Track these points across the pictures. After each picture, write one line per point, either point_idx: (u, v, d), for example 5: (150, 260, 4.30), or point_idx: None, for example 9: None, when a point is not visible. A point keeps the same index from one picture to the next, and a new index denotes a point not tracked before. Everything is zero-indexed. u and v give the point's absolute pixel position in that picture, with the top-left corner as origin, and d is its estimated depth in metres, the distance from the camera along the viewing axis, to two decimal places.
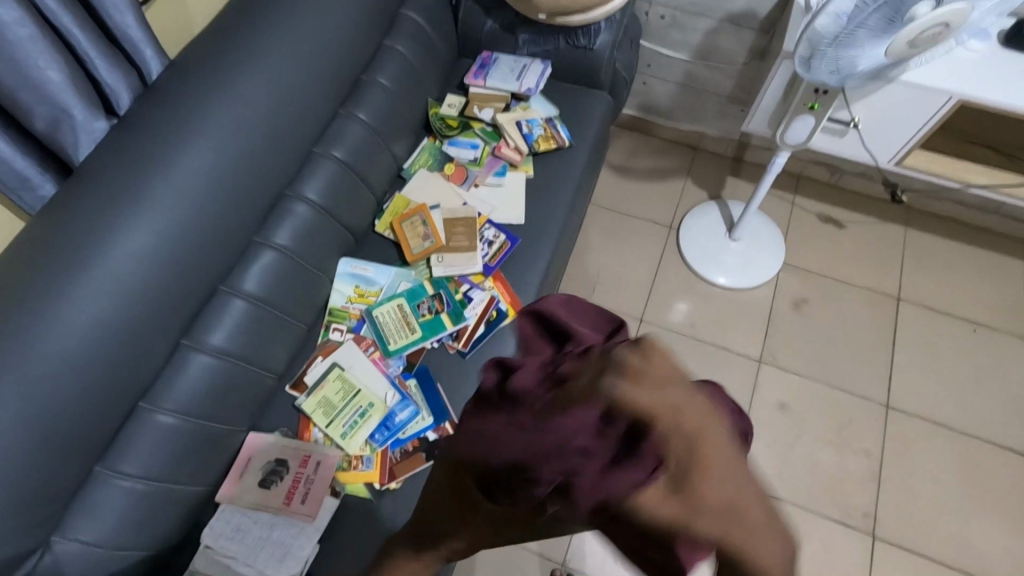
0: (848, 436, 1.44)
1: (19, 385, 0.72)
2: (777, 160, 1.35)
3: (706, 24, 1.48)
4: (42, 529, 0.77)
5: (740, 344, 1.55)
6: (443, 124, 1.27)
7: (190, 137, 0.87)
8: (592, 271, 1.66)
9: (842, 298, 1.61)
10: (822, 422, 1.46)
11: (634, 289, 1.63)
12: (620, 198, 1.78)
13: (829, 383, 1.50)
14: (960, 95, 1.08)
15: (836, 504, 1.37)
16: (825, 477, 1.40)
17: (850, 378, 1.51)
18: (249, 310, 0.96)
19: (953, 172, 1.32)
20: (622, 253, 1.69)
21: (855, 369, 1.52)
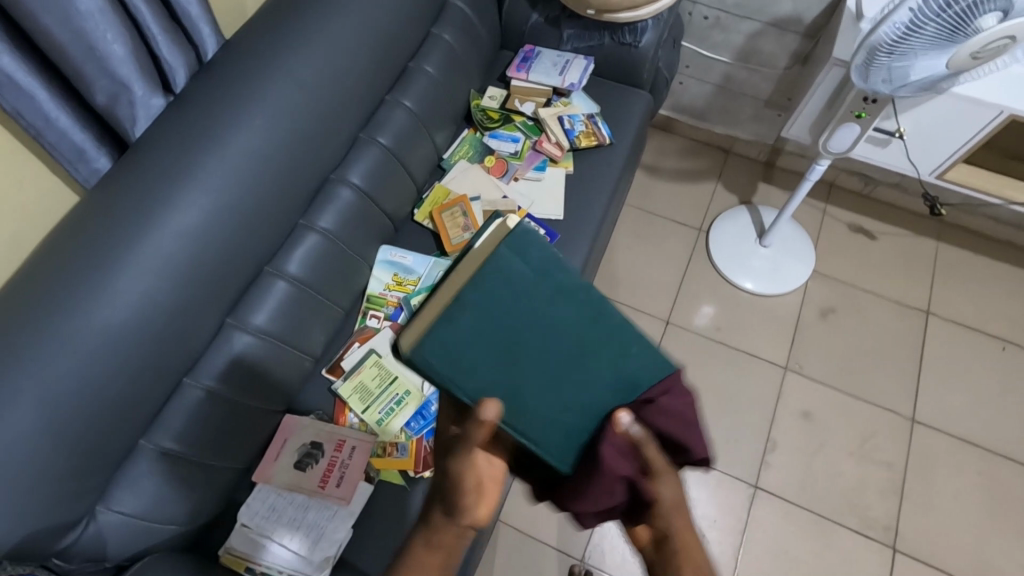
0: (872, 447, 1.44)
1: (75, 354, 0.73)
2: (816, 167, 1.34)
3: (750, 27, 1.46)
4: (88, 500, 0.78)
5: (766, 350, 1.55)
6: (485, 116, 1.27)
7: (242, 116, 0.88)
8: (618, 270, 1.66)
9: (870, 309, 1.60)
10: (846, 432, 1.46)
11: (661, 290, 1.63)
12: (650, 198, 1.77)
13: (855, 393, 1.50)
14: (1010, 109, 1.08)
15: (856, 515, 1.37)
16: (847, 488, 1.39)
17: (876, 390, 1.50)
18: (291, 292, 0.96)
19: (995, 188, 1.31)
20: (649, 252, 1.68)
21: (881, 381, 1.51)
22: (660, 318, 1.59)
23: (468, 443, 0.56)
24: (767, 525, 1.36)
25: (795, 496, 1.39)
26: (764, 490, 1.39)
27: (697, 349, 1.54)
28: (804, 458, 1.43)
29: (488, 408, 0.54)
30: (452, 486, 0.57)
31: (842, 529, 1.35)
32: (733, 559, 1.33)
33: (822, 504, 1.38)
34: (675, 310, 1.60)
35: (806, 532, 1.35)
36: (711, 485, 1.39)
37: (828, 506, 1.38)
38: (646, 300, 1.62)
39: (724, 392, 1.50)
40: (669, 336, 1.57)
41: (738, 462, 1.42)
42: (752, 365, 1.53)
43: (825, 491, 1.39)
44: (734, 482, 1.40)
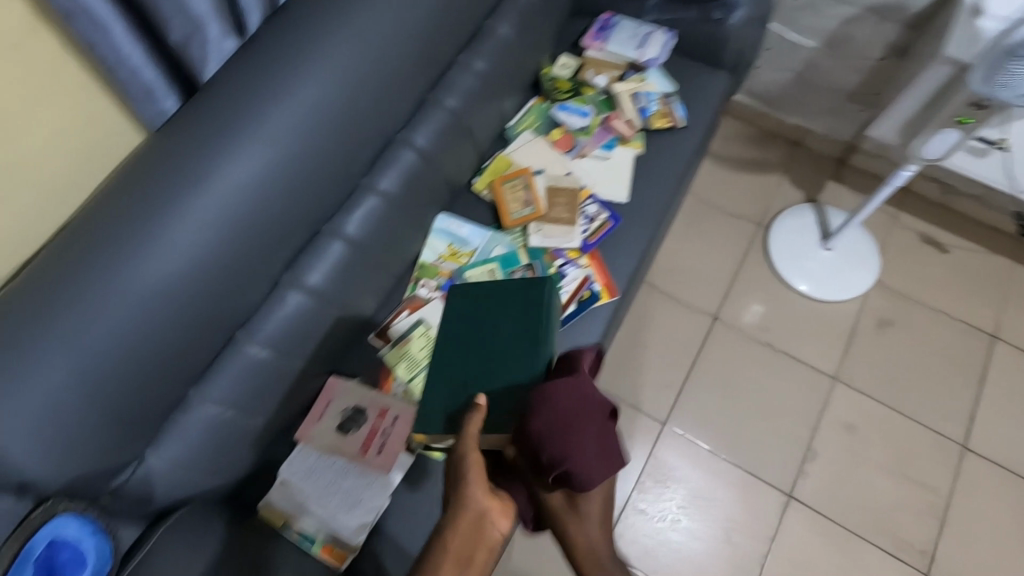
0: (915, 470, 1.38)
1: (124, 306, 0.72)
2: (903, 172, 1.24)
3: (846, 12, 1.35)
4: (137, 445, 0.78)
5: (815, 358, 1.49)
6: (554, 86, 1.20)
7: (308, 66, 0.83)
8: (667, 258, 1.60)
9: (931, 326, 1.52)
10: (889, 451, 1.40)
11: (711, 283, 1.57)
12: (709, 187, 1.69)
13: (905, 413, 1.43)
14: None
15: (892, 539, 1.32)
16: (885, 510, 1.35)
17: (927, 412, 1.43)
18: (347, 254, 0.94)
19: None
20: (702, 244, 1.61)
21: (934, 402, 1.44)
22: (708, 314, 1.53)
23: (468, 437, 0.72)
24: (796, 537, 1.33)
25: (829, 510, 1.35)
26: (798, 500, 1.35)
27: (741, 349, 1.49)
28: (842, 471, 1.38)
29: (477, 409, 0.73)
30: (458, 476, 0.69)
31: (875, 550, 1.32)
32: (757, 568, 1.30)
33: (858, 524, 1.34)
34: (723, 306, 1.54)
35: (837, 548, 1.32)
36: (742, 489, 1.36)
37: (862, 525, 1.34)
38: (693, 293, 1.56)
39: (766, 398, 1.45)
40: (714, 332, 1.51)
41: (773, 470, 1.38)
42: (799, 372, 1.47)
43: (861, 508, 1.35)
44: (767, 489, 1.37)
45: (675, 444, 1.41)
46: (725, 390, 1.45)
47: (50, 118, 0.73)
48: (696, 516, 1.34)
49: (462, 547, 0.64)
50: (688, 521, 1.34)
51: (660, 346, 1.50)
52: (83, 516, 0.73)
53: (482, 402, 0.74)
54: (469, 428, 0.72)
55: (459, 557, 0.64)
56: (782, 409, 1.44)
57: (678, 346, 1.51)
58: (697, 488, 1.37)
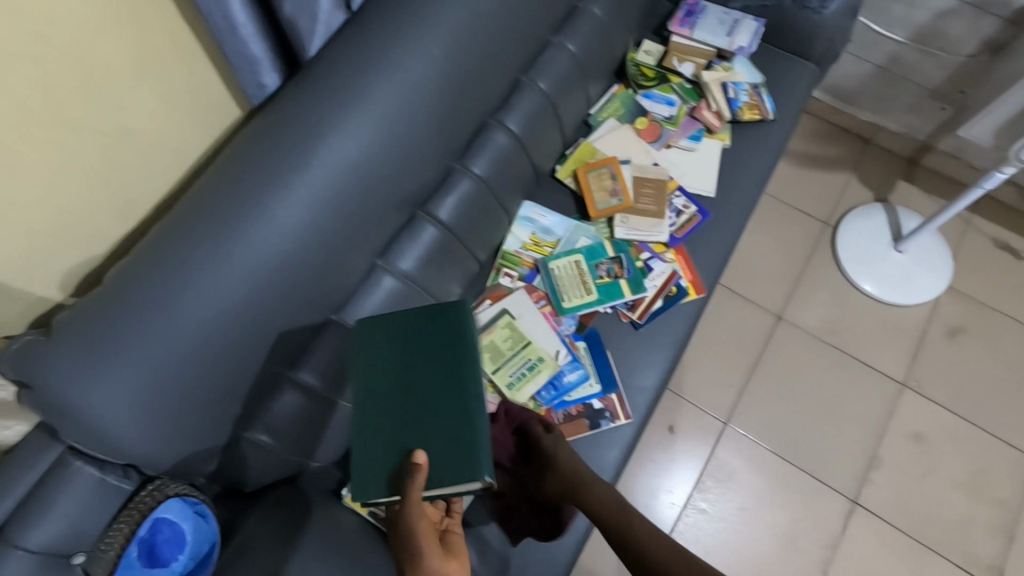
0: (984, 482, 1.35)
1: (236, 280, 0.69)
2: (997, 174, 1.19)
3: (942, 4, 1.29)
4: (235, 426, 0.78)
5: (882, 362, 1.45)
6: (639, 72, 1.16)
7: (416, 41, 0.80)
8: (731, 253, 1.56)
9: (1003, 334, 1.48)
10: (958, 461, 1.37)
11: (776, 281, 1.53)
12: (774, 182, 1.64)
13: (975, 423, 1.40)
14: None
15: (959, 551, 1.30)
16: (952, 521, 1.32)
17: (997, 422, 1.40)
18: (438, 238, 0.92)
19: None
20: (768, 240, 1.57)
21: (1004, 413, 1.41)
22: (772, 314, 1.50)
23: (410, 506, 0.63)
24: (859, 544, 1.30)
25: (893, 519, 1.32)
26: (862, 507, 1.33)
27: (805, 350, 1.46)
28: (908, 479, 1.35)
29: (416, 471, 0.64)
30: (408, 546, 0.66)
31: (941, 561, 1.29)
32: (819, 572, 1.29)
33: (924, 533, 1.31)
34: (788, 305, 1.50)
35: (901, 557, 1.30)
36: (805, 493, 1.34)
37: (929, 535, 1.31)
38: (758, 290, 1.52)
39: (831, 401, 1.42)
40: (778, 331, 1.48)
41: (837, 475, 1.35)
42: (866, 376, 1.44)
43: (927, 518, 1.32)
44: (831, 494, 1.34)
45: (737, 443, 1.39)
46: (789, 392, 1.42)
47: (159, 90, 0.71)
48: (757, 519, 1.32)
49: None
50: (748, 523, 1.32)
51: (722, 345, 1.47)
52: (185, 499, 0.73)
53: (419, 463, 0.64)
54: (410, 493, 0.63)
55: None
56: (848, 414, 1.40)
57: (741, 344, 1.47)
58: (758, 491, 1.35)
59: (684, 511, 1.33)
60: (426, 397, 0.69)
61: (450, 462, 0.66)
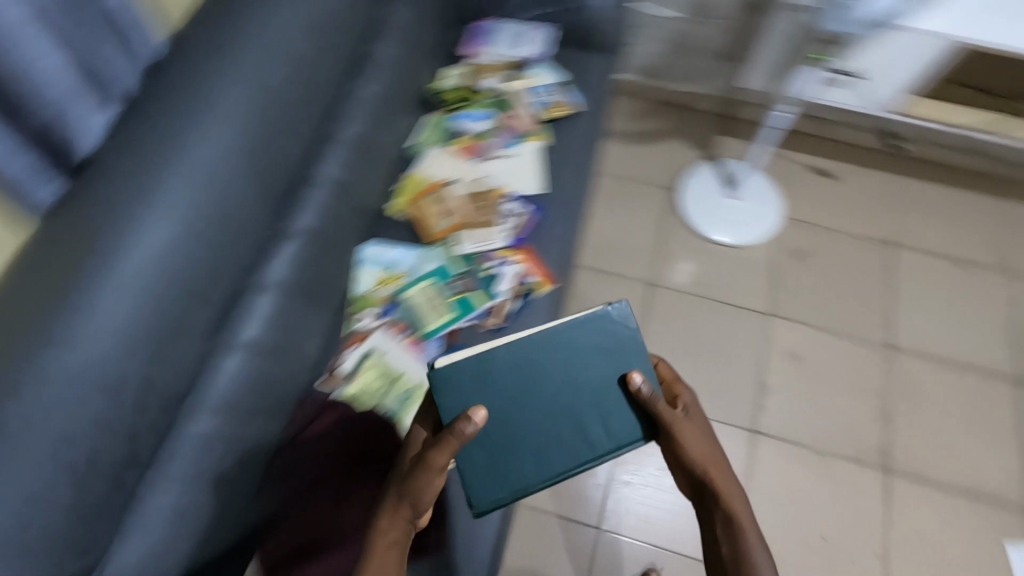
0: (856, 378, 1.50)
1: (60, 403, 0.66)
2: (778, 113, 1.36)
3: None
4: (99, 551, 0.74)
5: (747, 298, 1.58)
6: (445, 98, 1.23)
7: (202, 122, 0.81)
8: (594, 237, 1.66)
9: (838, 246, 1.66)
10: (830, 366, 1.51)
11: (639, 252, 1.64)
12: (615, 163, 1.76)
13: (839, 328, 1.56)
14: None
15: (856, 445, 1.43)
16: (843, 419, 1.46)
17: (853, 324, 1.56)
18: (278, 302, 0.94)
19: None
20: (623, 216, 1.68)
21: (857, 314, 1.57)
22: (644, 281, 1.60)
23: (452, 450, 0.73)
24: (769, 467, 1.41)
25: (792, 435, 1.44)
26: (763, 432, 1.44)
27: (680, 307, 1.57)
28: (795, 396, 1.48)
29: (469, 424, 0.73)
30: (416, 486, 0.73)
31: (841, 460, 1.41)
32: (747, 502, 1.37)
33: (823, 439, 1.44)
34: (655, 270, 1.61)
35: (806, 467, 1.41)
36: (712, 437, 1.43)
37: (827, 438, 1.44)
38: (626, 264, 1.62)
39: (714, 345, 1.53)
40: (652, 296, 1.58)
41: (734, 411, 1.46)
42: (736, 315, 1.56)
43: (818, 425, 1.45)
44: (734, 430, 1.44)
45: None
46: (676, 349, 1.52)
47: None
48: None
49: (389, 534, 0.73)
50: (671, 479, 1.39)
51: None
52: None
53: (475, 422, 0.73)
54: (456, 439, 0.73)
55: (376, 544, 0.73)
56: (729, 353, 1.52)
57: None
58: None
59: (613, 487, 1.38)
60: (536, 394, 0.83)
61: (521, 441, 0.81)
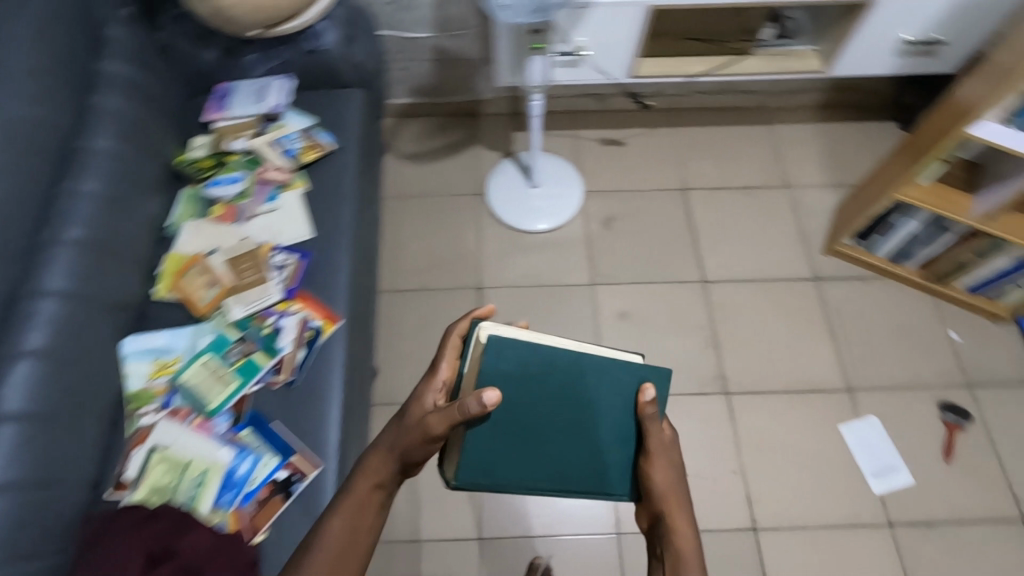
0: (942, 447, 1.53)
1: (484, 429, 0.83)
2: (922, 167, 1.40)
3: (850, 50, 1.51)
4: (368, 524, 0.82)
5: (842, 348, 1.66)
6: None
7: None
8: (703, 268, 1.76)
9: (933, 316, 1.69)
10: (920, 431, 1.55)
11: (742, 289, 1.73)
12: (722, 205, 1.87)
13: (975, 394, 1.60)
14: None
15: (1000, 510, 1.47)
16: (981, 483, 1.50)
17: (934, 389, 1.61)
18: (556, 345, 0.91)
19: None
20: (729, 253, 1.79)
21: (939, 381, 1.62)
22: (779, 333, 1.68)
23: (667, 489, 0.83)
24: (791, 511, 1.48)
25: (830, 487, 1.49)
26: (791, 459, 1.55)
27: (777, 346, 1.66)
28: (881, 450, 1.53)
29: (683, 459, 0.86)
30: (668, 499, 0.82)
31: (833, 516, 1.46)
32: (894, 555, 1.43)
33: (965, 502, 1.48)
34: (754, 310, 1.71)
35: (829, 519, 1.46)
36: (787, 468, 1.52)
37: (969, 502, 1.48)
38: (728, 300, 1.72)
39: (849, 403, 1.59)
40: (750, 332, 1.68)
41: (814, 453, 1.54)
42: (829, 360, 1.64)
43: (859, 483, 1.50)
44: (817, 470, 1.52)
45: (784, 456, 1.53)
46: (770, 386, 1.61)
47: None
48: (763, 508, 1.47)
49: (661, 503, 0.82)
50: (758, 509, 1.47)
51: (742, 369, 1.63)
52: None
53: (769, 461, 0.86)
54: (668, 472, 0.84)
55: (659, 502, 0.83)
56: (821, 397, 1.60)
57: (726, 348, 1.66)
58: (759, 475, 1.51)
59: (761, 531, 1.45)
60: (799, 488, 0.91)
61: None
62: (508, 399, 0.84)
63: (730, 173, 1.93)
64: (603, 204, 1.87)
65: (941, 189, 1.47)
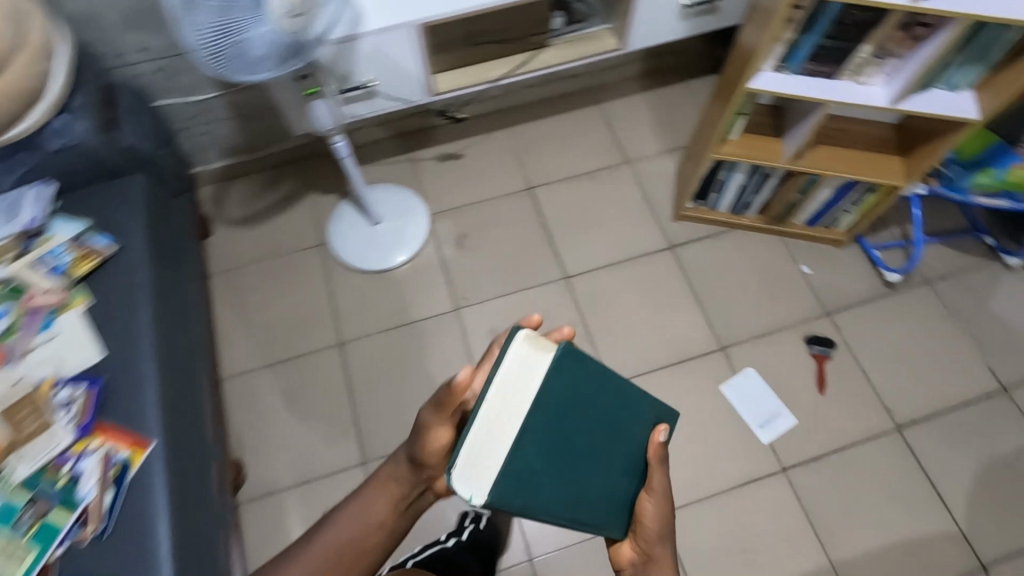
0: (815, 380, 1.59)
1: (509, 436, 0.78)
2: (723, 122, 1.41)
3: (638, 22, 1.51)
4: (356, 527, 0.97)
5: (708, 309, 1.69)
6: None
7: None
8: (562, 265, 1.74)
9: (783, 255, 1.75)
10: (793, 371, 1.60)
11: (603, 276, 1.73)
12: (570, 195, 1.86)
13: (835, 321, 1.67)
14: (905, 104, 1.24)
15: (876, 425, 1.54)
16: (856, 404, 1.56)
17: (798, 326, 1.66)
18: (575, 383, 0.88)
19: (855, 169, 1.46)
20: (584, 243, 1.78)
21: (801, 317, 1.67)
22: (648, 310, 1.68)
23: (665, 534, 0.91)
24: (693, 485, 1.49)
25: (723, 450, 1.52)
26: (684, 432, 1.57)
27: (648, 324, 1.66)
28: (762, 400, 1.57)
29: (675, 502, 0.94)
30: (660, 541, 0.91)
31: (731, 477, 1.49)
32: (793, 498, 1.47)
33: (845, 427, 1.54)
34: (620, 294, 1.70)
35: (728, 481, 1.49)
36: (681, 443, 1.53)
37: (848, 425, 1.54)
38: (593, 291, 1.71)
39: (725, 362, 1.62)
40: (620, 317, 1.67)
41: (702, 420, 1.55)
42: (699, 325, 1.66)
43: (748, 437, 1.53)
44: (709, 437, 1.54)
45: (677, 432, 1.54)
46: (649, 366, 1.61)
47: None
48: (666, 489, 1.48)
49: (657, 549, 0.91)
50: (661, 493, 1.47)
51: (619, 356, 1.63)
52: None
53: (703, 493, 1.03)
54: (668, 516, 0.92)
55: (652, 543, 0.91)
56: (699, 363, 1.62)
57: (600, 340, 1.64)
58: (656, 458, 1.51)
59: None
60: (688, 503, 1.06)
61: None
62: (543, 445, 0.79)
63: (570, 161, 1.92)
64: (451, 223, 1.81)
65: (750, 139, 1.50)
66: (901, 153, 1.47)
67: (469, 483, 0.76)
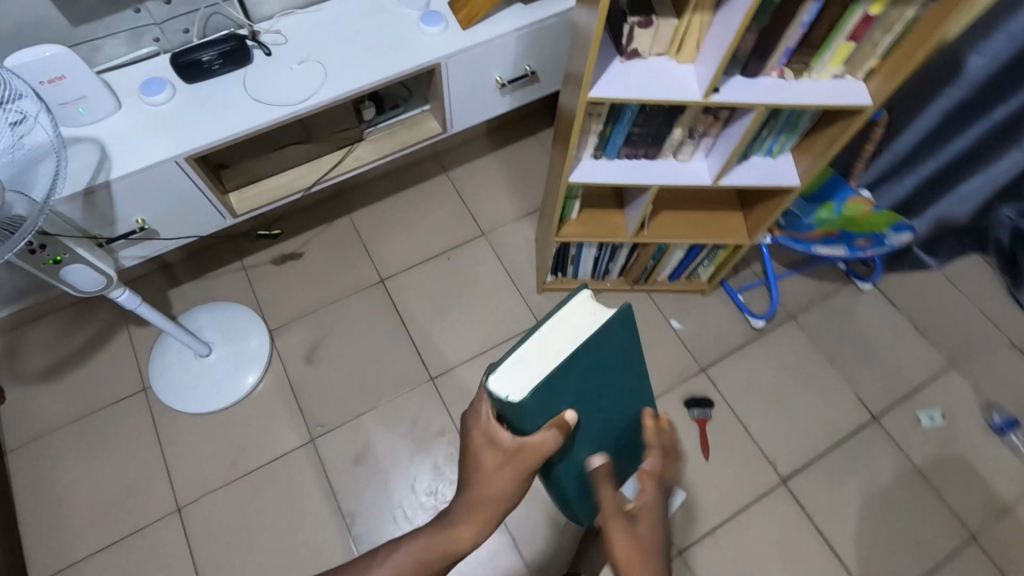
0: (699, 444, 1.54)
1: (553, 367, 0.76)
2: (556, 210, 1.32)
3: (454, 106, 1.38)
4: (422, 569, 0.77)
5: None
6: None
7: None
8: (426, 362, 1.61)
9: (652, 313, 1.70)
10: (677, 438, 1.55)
11: (471, 367, 1.61)
12: (427, 279, 1.72)
13: (711, 376, 1.63)
14: (725, 180, 1.19)
15: (764, 482, 1.51)
16: (741, 461, 1.53)
17: (677, 386, 1.61)
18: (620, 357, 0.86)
19: (697, 234, 1.41)
20: (448, 333, 1.65)
21: (679, 377, 1.63)
22: None
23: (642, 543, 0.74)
24: None
25: None
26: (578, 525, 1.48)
27: None
28: None
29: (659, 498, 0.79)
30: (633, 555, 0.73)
31: None
32: None
33: (734, 491, 1.50)
34: None
35: None
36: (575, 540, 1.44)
37: (738, 488, 1.51)
38: (462, 386, 1.58)
39: None
40: None
41: None
42: None
43: None
44: None
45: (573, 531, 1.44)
46: None
47: None
48: None
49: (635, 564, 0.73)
50: None
51: None
52: None
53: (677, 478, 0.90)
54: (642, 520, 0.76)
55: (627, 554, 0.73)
56: None
57: None
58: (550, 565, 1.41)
59: None
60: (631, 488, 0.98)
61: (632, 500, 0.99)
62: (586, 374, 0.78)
63: (423, 241, 1.78)
64: (298, 336, 1.62)
65: (591, 217, 1.43)
66: (741, 210, 1.44)
67: (507, 383, 0.74)
